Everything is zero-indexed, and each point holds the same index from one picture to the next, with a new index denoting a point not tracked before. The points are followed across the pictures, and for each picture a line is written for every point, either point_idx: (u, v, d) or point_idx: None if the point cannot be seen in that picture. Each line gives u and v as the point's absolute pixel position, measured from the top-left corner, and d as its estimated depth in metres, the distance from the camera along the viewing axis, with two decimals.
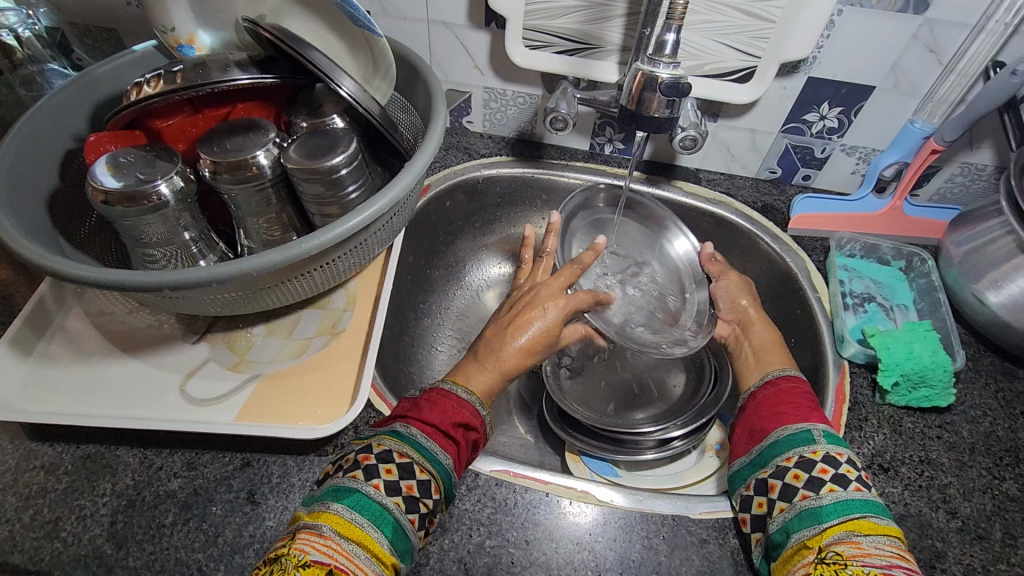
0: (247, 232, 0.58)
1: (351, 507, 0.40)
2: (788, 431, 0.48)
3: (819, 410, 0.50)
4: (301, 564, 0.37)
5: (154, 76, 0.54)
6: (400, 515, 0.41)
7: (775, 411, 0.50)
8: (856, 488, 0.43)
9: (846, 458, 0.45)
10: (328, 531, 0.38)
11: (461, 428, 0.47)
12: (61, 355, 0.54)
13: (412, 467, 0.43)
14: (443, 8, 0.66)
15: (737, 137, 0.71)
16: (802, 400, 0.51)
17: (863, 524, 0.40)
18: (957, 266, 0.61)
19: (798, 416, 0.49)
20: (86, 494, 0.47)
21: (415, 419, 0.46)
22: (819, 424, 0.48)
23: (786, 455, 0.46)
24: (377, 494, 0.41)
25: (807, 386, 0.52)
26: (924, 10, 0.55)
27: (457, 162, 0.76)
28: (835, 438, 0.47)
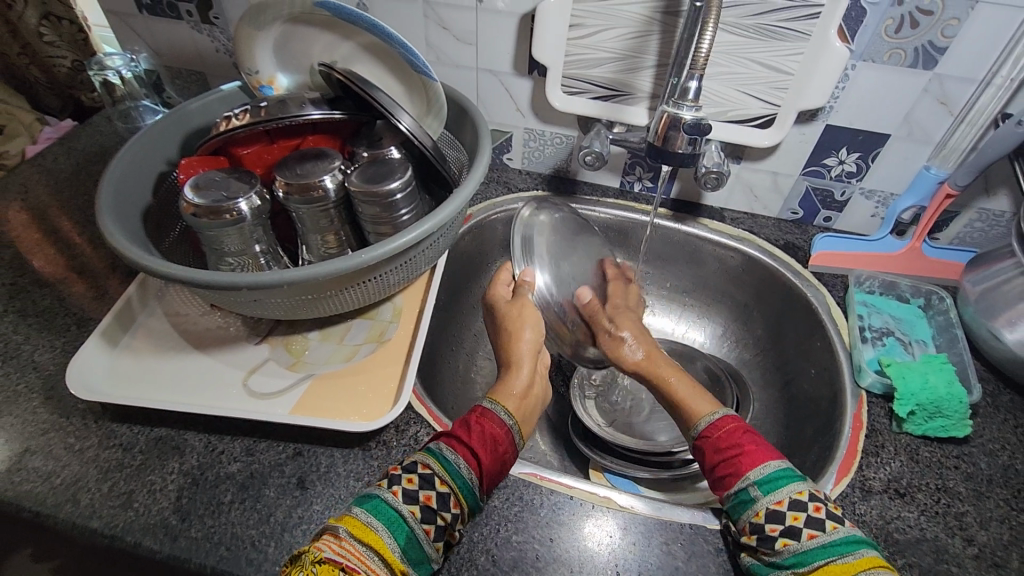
0: (309, 248, 0.65)
1: (370, 510, 0.42)
2: (728, 496, 0.46)
3: (759, 440, 0.48)
4: (317, 560, 0.37)
5: (242, 111, 0.64)
6: (416, 525, 0.42)
7: (718, 467, 0.48)
8: (810, 536, 0.42)
9: (787, 504, 0.43)
10: (343, 532, 0.40)
11: (490, 443, 0.48)
12: (142, 348, 0.60)
13: (432, 478, 0.44)
14: (491, 58, 0.74)
15: (760, 179, 0.76)
16: (735, 442, 0.48)
17: (828, 568, 0.40)
18: (974, 304, 0.63)
19: (735, 472, 0.47)
20: (157, 471, 0.52)
21: (447, 436, 0.49)
22: (752, 473, 0.46)
23: (742, 528, 0.45)
24: (395, 501, 0.42)
25: (734, 422, 0.50)
26: (933, 66, 0.60)
27: (497, 194, 0.83)
28: (775, 482, 0.45)
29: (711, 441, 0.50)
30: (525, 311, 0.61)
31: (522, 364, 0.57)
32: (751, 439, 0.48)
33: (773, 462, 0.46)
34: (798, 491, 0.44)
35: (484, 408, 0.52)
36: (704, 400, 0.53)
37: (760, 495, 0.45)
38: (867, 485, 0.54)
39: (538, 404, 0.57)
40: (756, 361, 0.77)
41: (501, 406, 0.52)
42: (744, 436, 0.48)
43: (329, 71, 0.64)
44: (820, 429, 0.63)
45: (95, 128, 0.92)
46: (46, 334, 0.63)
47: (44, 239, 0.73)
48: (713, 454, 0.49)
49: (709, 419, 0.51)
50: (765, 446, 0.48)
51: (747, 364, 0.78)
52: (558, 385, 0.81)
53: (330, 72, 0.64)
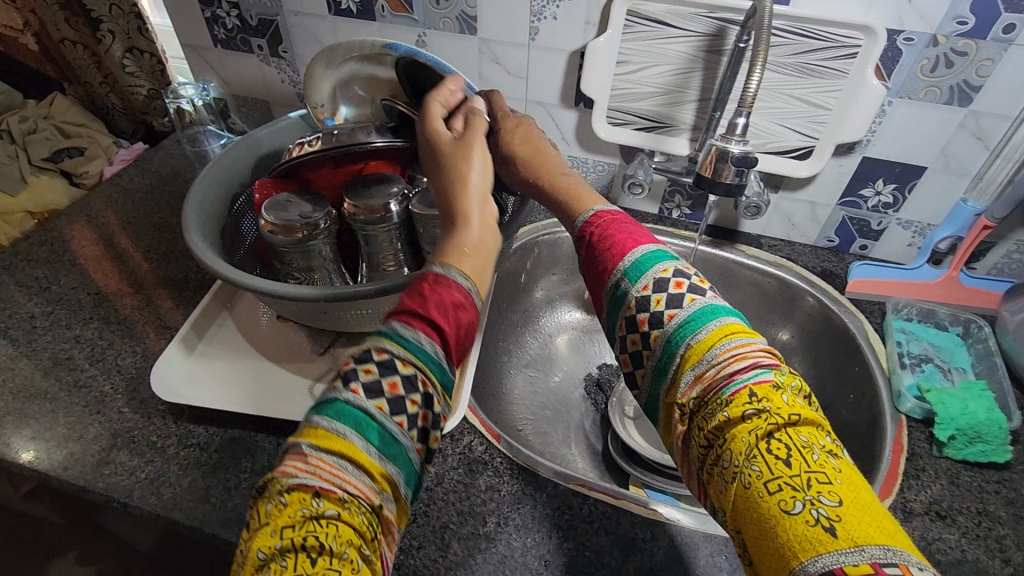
0: (369, 266, 0.69)
1: (332, 417, 0.34)
2: (607, 292, 0.45)
3: (637, 230, 0.47)
4: (284, 489, 0.32)
5: (315, 137, 0.70)
6: (387, 420, 0.35)
7: (595, 259, 0.47)
8: (671, 316, 0.41)
9: (653, 287, 0.42)
10: (308, 447, 0.33)
11: (448, 306, 0.39)
12: (216, 356, 0.65)
13: (392, 361, 0.36)
14: (541, 91, 0.79)
15: (798, 208, 0.79)
16: (614, 233, 0.47)
17: (693, 354, 0.39)
18: (1013, 333, 0.66)
19: (608, 267, 0.45)
20: (231, 469, 0.56)
21: (399, 311, 0.39)
22: (623, 263, 0.45)
23: (618, 324, 0.44)
24: (359, 399, 0.35)
25: (620, 216, 0.49)
26: (968, 103, 0.63)
27: (540, 218, 0.87)
28: (642, 267, 0.43)
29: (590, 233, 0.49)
30: (470, 148, 0.52)
31: (475, 219, 0.47)
32: (625, 230, 0.47)
33: (647, 247, 0.45)
34: (727, 321, 0.39)
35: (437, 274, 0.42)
36: (594, 197, 0.52)
37: (652, 265, 0.43)
38: (908, 507, 0.55)
39: (498, 256, 0.47)
40: None
41: (457, 271, 0.42)
42: (619, 228, 0.47)
43: (395, 102, 0.69)
44: (860, 452, 0.64)
45: (166, 152, 0.99)
46: (128, 340, 0.68)
47: (124, 253, 0.79)
48: (590, 243, 0.48)
49: (588, 215, 0.50)
50: (642, 233, 0.47)
51: None
52: (596, 403, 0.83)
53: (395, 103, 0.69)
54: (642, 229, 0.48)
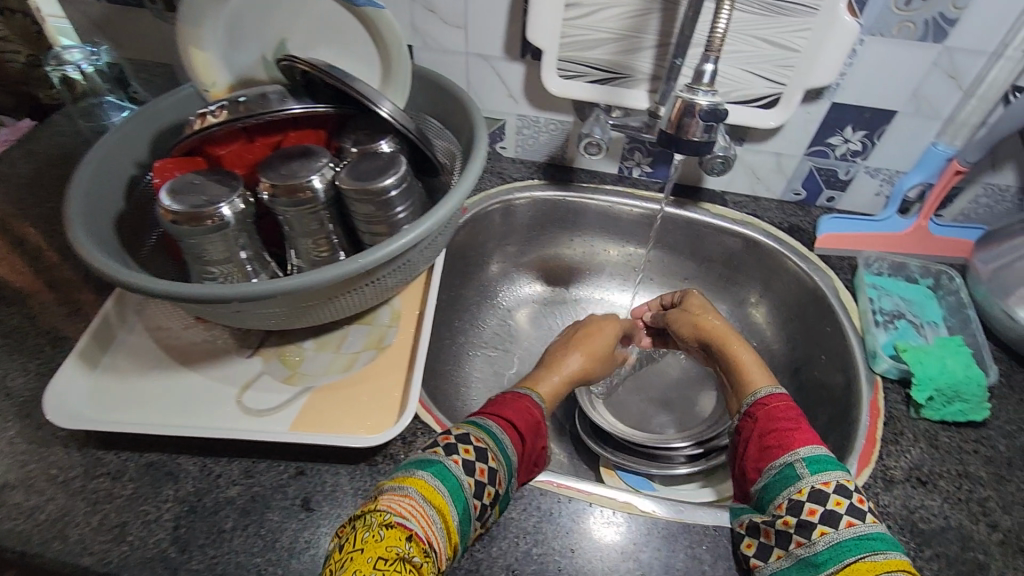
0: (298, 252, 0.61)
1: (436, 476, 0.42)
2: (772, 469, 0.46)
3: (808, 428, 0.48)
4: (386, 523, 0.38)
5: (218, 107, 0.58)
6: (470, 497, 0.43)
7: (765, 438, 0.48)
8: (848, 524, 0.41)
9: (834, 487, 0.42)
10: (414, 493, 0.40)
11: (532, 434, 0.51)
12: (124, 368, 0.56)
13: (485, 452, 0.45)
14: (482, 41, 0.70)
15: (763, 160, 0.74)
16: (785, 422, 0.48)
17: (861, 565, 0.38)
18: (986, 284, 0.62)
19: (783, 446, 0.46)
20: (150, 499, 0.49)
21: (494, 414, 0.50)
22: (802, 450, 0.45)
23: (778, 501, 0.44)
24: (456, 469, 0.43)
25: (790, 405, 0.50)
26: (943, 39, 0.58)
27: (491, 185, 0.79)
28: (824, 464, 0.44)
29: (757, 416, 0.50)
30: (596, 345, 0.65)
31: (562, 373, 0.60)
32: (802, 420, 0.48)
33: (822, 450, 0.45)
34: (845, 478, 0.43)
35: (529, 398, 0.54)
36: (763, 377, 0.54)
37: (787, 483, 0.44)
38: (889, 475, 0.53)
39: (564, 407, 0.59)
40: (762, 347, 0.76)
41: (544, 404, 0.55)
42: (796, 416, 0.48)
43: (292, 63, 0.60)
44: (835, 417, 0.61)
45: (55, 128, 0.85)
46: (17, 357, 0.58)
47: (8, 252, 0.68)
48: (756, 431, 0.49)
49: (754, 398, 0.51)
50: (815, 431, 0.47)
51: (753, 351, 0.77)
52: None
53: (292, 64, 0.60)
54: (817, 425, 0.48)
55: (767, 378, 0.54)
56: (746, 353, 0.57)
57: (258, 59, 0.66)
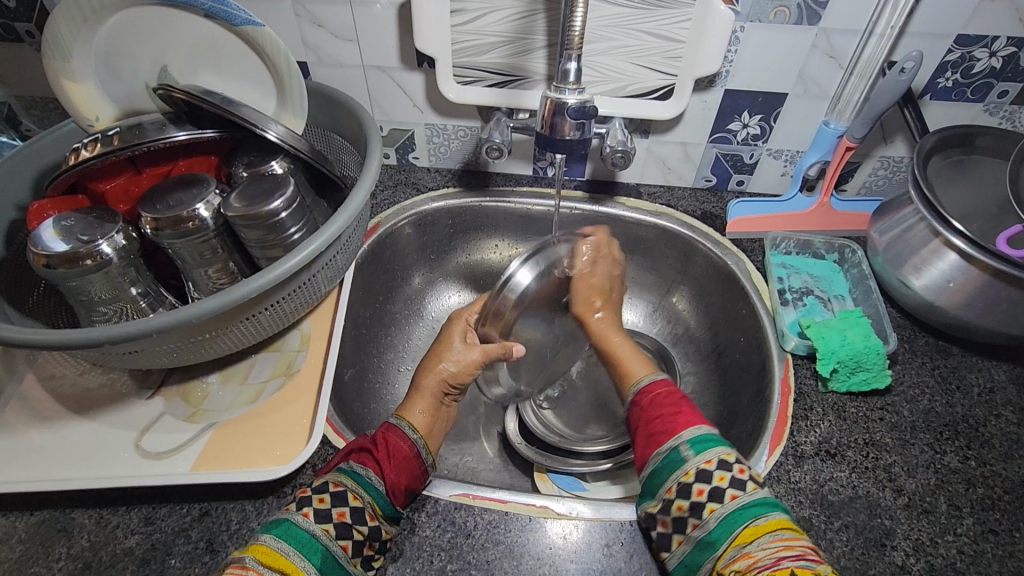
0: (195, 284, 0.59)
1: (280, 536, 0.41)
2: (658, 458, 0.46)
3: (685, 406, 0.49)
4: None
5: (92, 140, 0.56)
6: (330, 543, 0.42)
7: (652, 426, 0.48)
8: (733, 497, 0.42)
9: (716, 464, 0.43)
10: (252, 561, 0.38)
11: (393, 458, 0.47)
12: (13, 423, 0.54)
13: (344, 494, 0.44)
14: (377, 53, 0.69)
15: (670, 150, 0.75)
16: (667, 408, 0.49)
17: (747, 532, 0.40)
18: (883, 254, 0.64)
19: (669, 431, 0.47)
20: (40, 560, 0.46)
21: (356, 455, 0.48)
22: (685, 432, 0.46)
23: (666, 486, 0.44)
24: (305, 522, 0.42)
25: (668, 388, 0.51)
26: (817, 21, 0.60)
27: (406, 197, 0.78)
28: (705, 442, 0.45)
29: (646, 405, 0.51)
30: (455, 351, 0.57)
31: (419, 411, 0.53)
32: (684, 405, 0.49)
33: (702, 427, 0.46)
34: (725, 453, 0.44)
35: (390, 424, 0.50)
36: (643, 368, 0.56)
37: (670, 469, 0.45)
38: (800, 451, 0.54)
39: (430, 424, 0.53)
40: (687, 334, 0.77)
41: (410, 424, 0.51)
42: (677, 402, 0.50)
43: (168, 89, 0.58)
44: (753, 398, 0.62)
45: None
46: None
47: None
48: (649, 411, 0.50)
49: (638, 385, 0.53)
50: (697, 412, 0.49)
51: (679, 338, 0.78)
52: None
53: (169, 91, 0.58)
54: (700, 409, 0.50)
55: (647, 365, 0.56)
56: (623, 344, 0.59)
57: (141, 89, 0.65)
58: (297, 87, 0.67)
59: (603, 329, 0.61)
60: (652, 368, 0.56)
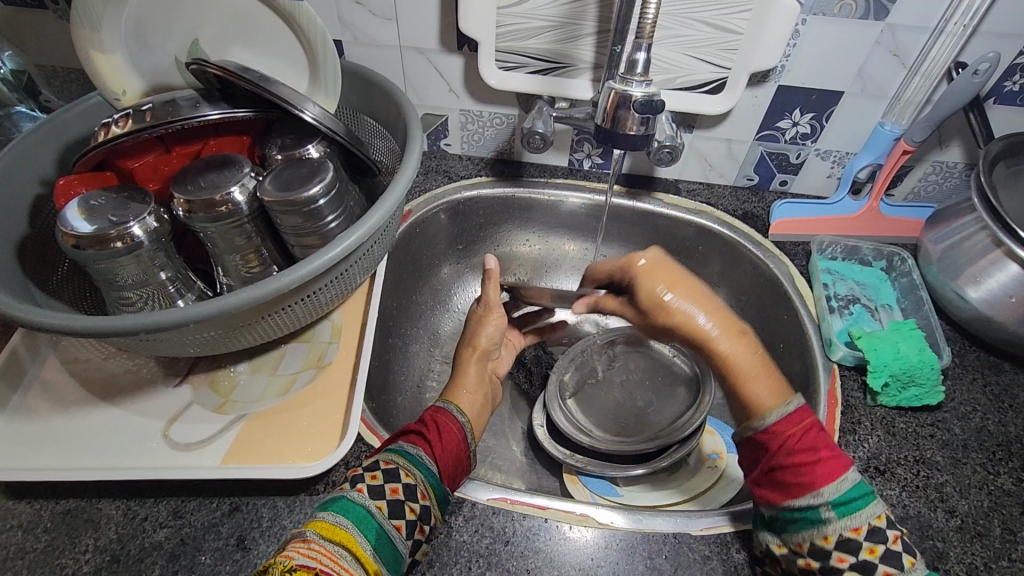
0: (225, 270, 0.57)
1: (336, 509, 0.40)
2: (794, 505, 0.42)
3: (833, 449, 0.44)
4: (287, 568, 0.36)
5: (122, 116, 0.53)
6: (385, 521, 0.41)
7: (779, 472, 0.44)
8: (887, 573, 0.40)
9: (887, 522, 0.41)
10: (312, 534, 0.38)
11: (443, 436, 0.49)
12: (35, 408, 0.52)
13: (397, 471, 0.44)
14: (415, 34, 0.66)
15: (714, 147, 0.72)
16: (818, 443, 0.44)
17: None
18: (937, 263, 0.62)
19: (807, 479, 0.42)
20: (67, 551, 0.45)
21: (407, 434, 0.48)
22: (828, 489, 0.42)
23: (828, 533, 0.41)
24: (361, 498, 0.41)
25: (811, 419, 0.45)
26: (885, 16, 0.57)
27: (437, 185, 0.76)
28: (850, 504, 0.41)
29: (778, 441, 0.44)
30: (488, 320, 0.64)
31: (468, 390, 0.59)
32: (824, 444, 0.44)
33: (845, 482, 0.42)
34: (876, 516, 0.41)
35: (440, 407, 0.52)
36: (768, 395, 0.46)
37: (840, 513, 0.41)
38: None
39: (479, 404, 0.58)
40: None
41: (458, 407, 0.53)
42: (817, 440, 0.44)
43: (202, 66, 0.55)
44: None
45: None
46: None
47: None
48: (774, 455, 0.44)
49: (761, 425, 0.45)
50: (835, 453, 0.43)
51: None
52: (520, 383, 0.76)
53: (202, 67, 0.55)
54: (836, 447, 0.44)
55: (770, 390, 0.46)
56: (746, 355, 0.47)
57: (170, 63, 0.63)
58: (332, 67, 0.64)
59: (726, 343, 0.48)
60: (779, 387, 0.47)
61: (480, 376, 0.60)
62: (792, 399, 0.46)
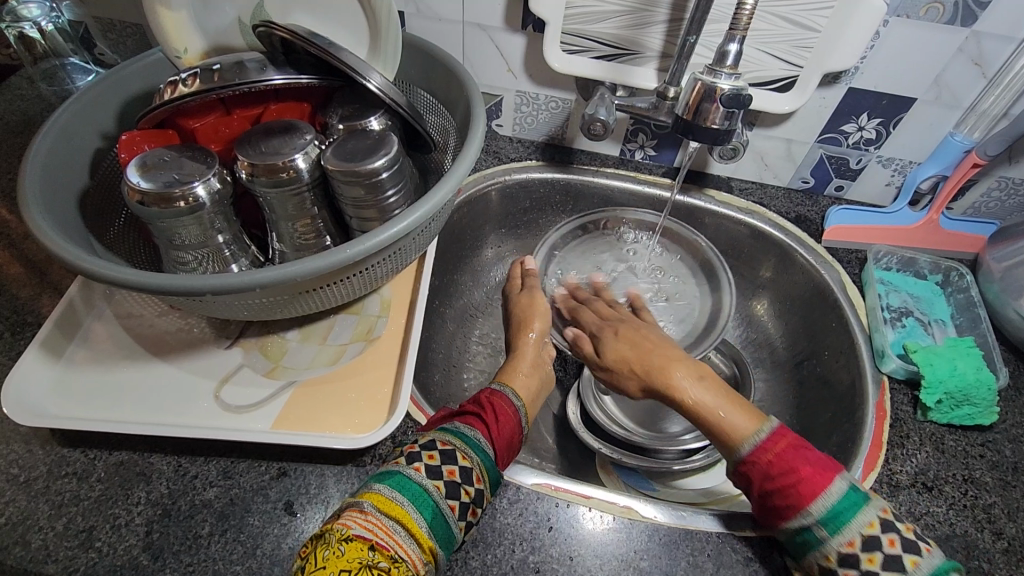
0: (280, 236, 0.57)
1: (394, 486, 0.40)
2: (788, 530, 0.42)
3: (822, 466, 0.43)
4: (344, 538, 0.36)
5: (190, 75, 0.53)
6: (440, 500, 0.41)
7: (771, 496, 0.43)
8: None
9: (879, 525, 0.40)
10: (369, 507, 0.38)
11: (497, 420, 0.49)
12: (90, 359, 0.53)
13: (453, 453, 0.44)
14: (480, 10, 0.65)
15: (773, 146, 0.70)
16: (797, 467, 0.43)
17: (890, 557, 0.39)
18: (998, 282, 0.61)
19: (792, 506, 0.42)
20: (120, 502, 0.46)
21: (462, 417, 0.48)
22: (815, 507, 0.41)
23: (826, 554, 0.40)
24: (418, 476, 0.41)
25: (797, 443, 0.44)
26: (972, 22, 0.54)
27: (487, 165, 0.75)
28: (841, 517, 0.41)
29: (761, 466, 0.44)
30: (536, 301, 0.64)
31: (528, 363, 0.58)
32: (805, 461, 0.43)
33: (834, 493, 0.41)
34: (869, 524, 0.40)
35: (494, 390, 0.52)
36: (747, 420, 0.47)
37: (850, 514, 0.41)
38: (895, 480, 0.51)
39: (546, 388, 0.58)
40: (763, 340, 0.74)
41: (511, 390, 0.53)
42: (798, 459, 0.43)
43: (270, 28, 0.54)
44: (838, 416, 0.60)
45: (17, 93, 0.78)
46: None
47: None
48: (762, 480, 0.44)
49: (749, 446, 0.45)
50: (817, 470, 0.43)
51: (753, 344, 0.75)
52: (555, 371, 0.76)
53: (270, 30, 0.55)
54: (820, 457, 0.44)
55: (743, 410, 0.48)
56: (714, 396, 0.49)
57: (233, 23, 0.62)
58: (395, 39, 0.63)
59: (686, 385, 0.51)
60: (753, 414, 0.48)
61: (539, 360, 0.59)
62: (769, 421, 0.47)
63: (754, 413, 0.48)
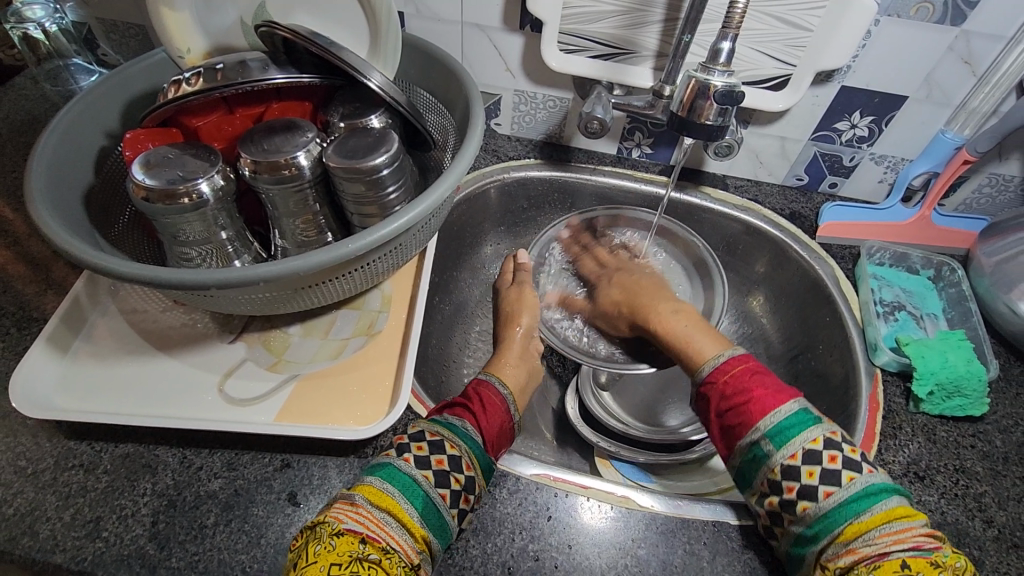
0: (282, 233, 0.58)
1: (384, 479, 0.41)
2: (742, 448, 0.46)
3: (775, 386, 0.48)
4: (335, 532, 0.37)
5: (194, 74, 0.54)
6: (430, 489, 0.42)
7: (727, 416, 0.48)
8: (827, 494, 0.42)
9: (822, 442, 0.44)
10: (360, 499, 0.40)
11: (484, 408, 0.50)
12: (95, 354, 0.53)
13: (441, 443, 0.45)
14: (478, 10, 0.66)
15: (767, 144, 0.71)
16: (748, 386, 0.48)
17: (850, 529, 0.40)
18: (988, 276, 0.62)
19: (745, 424, 0.46)
20: (126, 493, 0.46)
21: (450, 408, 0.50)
22: (764, 423, 0.46)
23: (766, 470, 0.44)
24: (407, 467, 0.42)
25: (756, 366, 0.50)
26: (962, 21, 0.56)
27: (485, 164, 0.76)
28: (787, 433, 0.44)
29: (719, 385, 0.50)
30: (524, 295, 0.67)
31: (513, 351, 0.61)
32: (760, 383, 0.48)
33: (787, 408, 0.46)
34: (812, 439, 0.44)
35: (483, 380, 0.54)
36: (711, 346, 0.54)
37: (797, 430, 0.44)
38: (888, 470, 0.52)
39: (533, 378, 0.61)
40: (759, 335, 0.75)
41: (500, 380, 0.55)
42: (753, 380, 0.48)
43: (271, 29, 0.55)
44: (833, 409, 0.61)
45: (20, 93, 0.79)
46: None
47: None
48: (720, 400, 0.49)
49: (712, 364, 0.52)
50: (771, 391, 0.47)
51: (749, 339, 0.76)
52: (554, 367, 0.77)
53: (272, 30, 0.55)
54: (778, 382, 0.48)
55: (712, 343, 0.55)
56: (684, 328, 0.58)
57: (235, 23, 0.63)
58: (394, 39, 0.64)
59: (661, 315, 0.61)
60: (720, 343, 0.55)
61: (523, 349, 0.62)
62: (734, 350, 0.52)
63: (720, 348, 0.54)
